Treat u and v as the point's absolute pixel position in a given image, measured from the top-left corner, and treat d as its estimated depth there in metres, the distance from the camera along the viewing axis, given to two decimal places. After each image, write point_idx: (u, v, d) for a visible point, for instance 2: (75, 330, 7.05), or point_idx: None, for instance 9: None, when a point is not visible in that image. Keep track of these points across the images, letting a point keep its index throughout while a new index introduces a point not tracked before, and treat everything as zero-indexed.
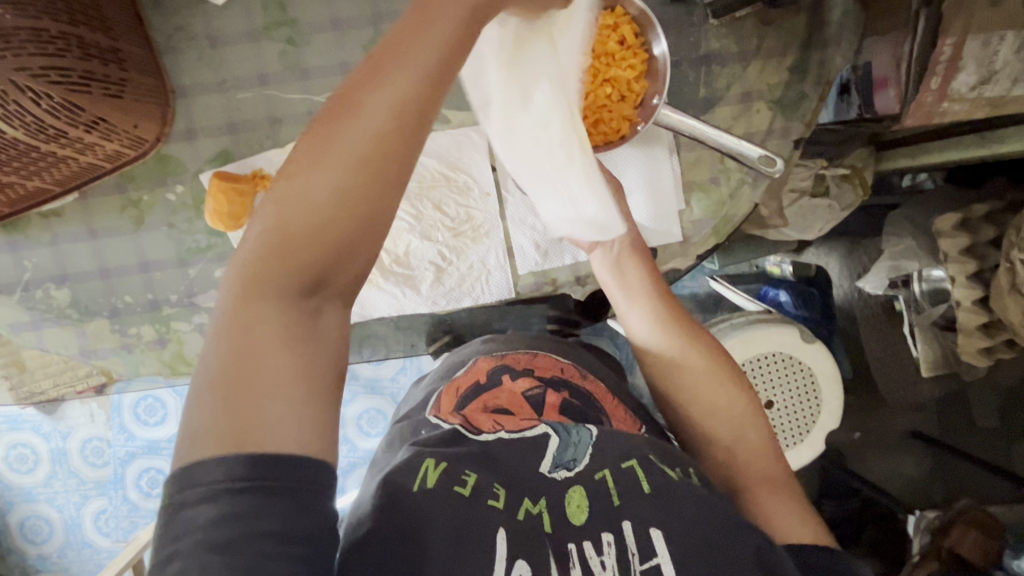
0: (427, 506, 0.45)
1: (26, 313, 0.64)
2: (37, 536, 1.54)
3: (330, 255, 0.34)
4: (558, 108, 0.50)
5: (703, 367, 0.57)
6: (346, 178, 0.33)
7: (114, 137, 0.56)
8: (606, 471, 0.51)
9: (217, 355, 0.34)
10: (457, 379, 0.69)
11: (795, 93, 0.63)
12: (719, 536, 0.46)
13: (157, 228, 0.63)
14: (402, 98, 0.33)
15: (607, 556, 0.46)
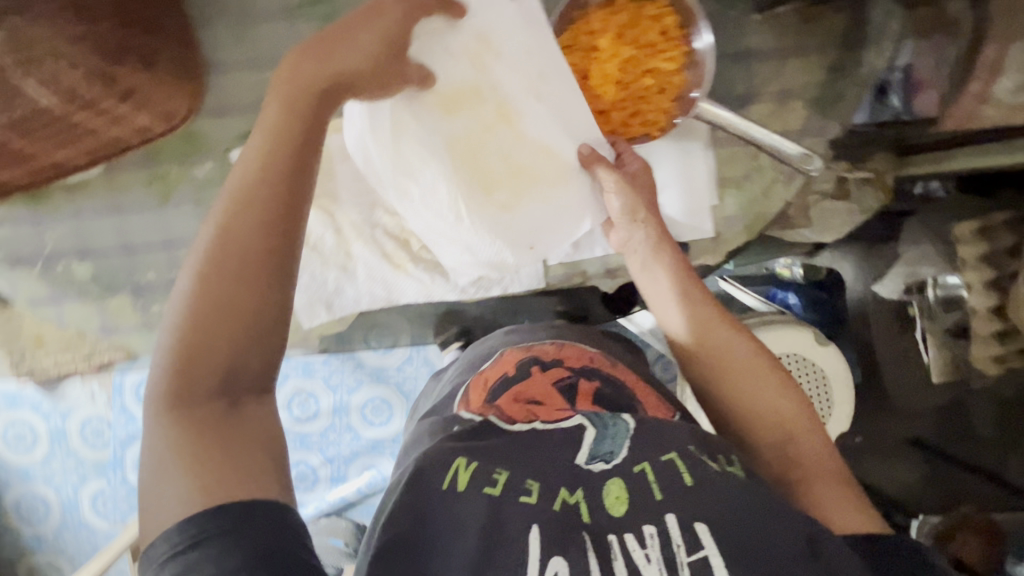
0: (457, 509, 0.47)
1: (46, 287, 0.63)
2: (33, 516, 1.51)
3: (233, 350, 0.39)
4: (445, 177, 0.56)
5: (743, 361, 0.56)
6: (225, 278, 0.39)
7: (145, 109, 0.55)
8: (644, 464, 0.50)
9: (156, 446, 0.38)
10: (486, 371, 0.69)
11: (832, 93, 0.63)
12: (770, 529, 0.45)
13: (185, 204, 0.62)
14: (273, 201, 0.40)
15: (650, 548, 0.45)
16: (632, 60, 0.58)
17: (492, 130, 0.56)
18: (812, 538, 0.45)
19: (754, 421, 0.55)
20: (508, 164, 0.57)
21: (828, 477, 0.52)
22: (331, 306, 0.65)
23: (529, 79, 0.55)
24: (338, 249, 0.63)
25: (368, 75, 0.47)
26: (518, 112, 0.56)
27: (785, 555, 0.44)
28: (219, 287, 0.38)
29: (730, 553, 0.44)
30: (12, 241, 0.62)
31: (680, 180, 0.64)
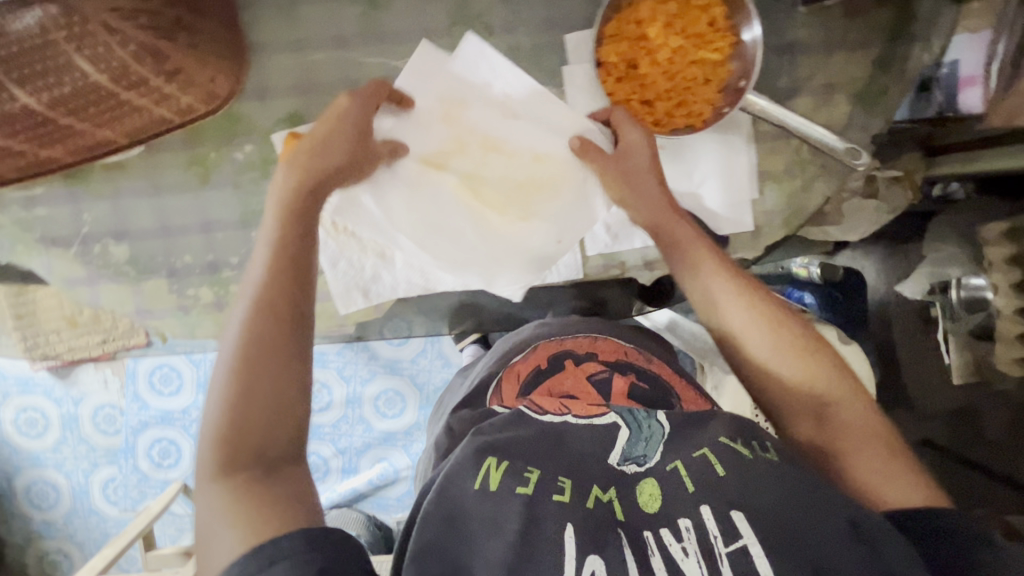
0: (492, 510, 0.46)
1: (81, 267, 0.62)
2: (43, 502, 1.48)
3: (266, 418, 0.44)
4: (464, 219, 0.62)
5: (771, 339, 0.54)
6: (253, 340, 0.45)
7: (190, 90, 0.54)
8: (677, 461, 0.49)
9: (211, 508, 0.42)
10: (518, 365, 0.70)
11: (878, 87, 0.62)
12: (810, 515, 0.44)
13: (223, 187, 0.61)
14: (283, 289, 0.48)
15: (687, 542, 0.45)
16: (679, 50, 0.58)
17: (486, 158, 0.61)
18: (855, 521, 0.43)
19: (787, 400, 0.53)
20: (515, 181, 0.62)
21: (874, 450, 0.50)
22: (368, 293, 0.64)
23: (504, 113, 0.61)
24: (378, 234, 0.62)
25: (346, 167, 0.56)
26: (503, 136, 0.61)
27: (827, 540, 0.43)
28: (244, 366, 0.45)
29: (769, 539, 0.43)
30: (48, 220, 0.61)
31: (716, 173, 0.63)
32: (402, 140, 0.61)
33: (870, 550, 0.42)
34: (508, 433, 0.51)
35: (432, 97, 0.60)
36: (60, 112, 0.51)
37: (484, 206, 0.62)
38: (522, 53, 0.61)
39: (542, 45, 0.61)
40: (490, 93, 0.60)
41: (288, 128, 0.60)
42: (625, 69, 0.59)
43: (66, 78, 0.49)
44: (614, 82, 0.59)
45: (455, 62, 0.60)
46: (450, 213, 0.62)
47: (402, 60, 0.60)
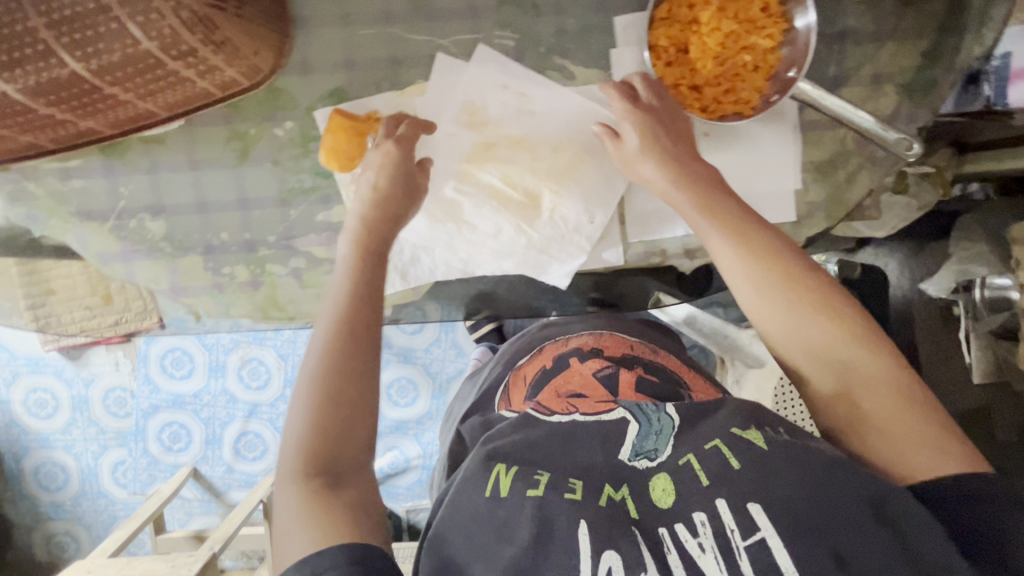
0: (502, 516, 0.45)
1: (117, 242, 0.62)
2: (52, 483, 1.46)
3: (337, 429, 0.47)
4: (503, 218, 0.62)
5: (783, 295, 0.50)
6: (330, 357, 0.49)
7: (234, 63, 0.53)
8: (690, 456, 0.47)
9: (287, 511, 0.45)
10: (525, 367, 0.71)
11: (926, 78, 0.61)
12: (828, 503, 0.41)
13: (261, 163, 0.60)
14: (358, 313, 0.52)
15: (703, 537, 0.42)
16: (732, 35, 0.57)
17: (513, 158, 0.61)
18: (875, 499, 0.41)
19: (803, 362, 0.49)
20: (543, 174, 0.61)
21: (902, 416, 0.45)
22: (406, 276, 0.63)
23: (528, 114, 0.60)
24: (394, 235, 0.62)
25: (394, 197, 0.58)
26: (527, 133, 0.61)
27: (845, 526, 0.40)
28: (322, 383, 0.48)
29: (787, 530, 0.41)
30: (84, 193, 0.61)
31: (749, 164, 0.62)
32: (435, 147, 0.61)
33: (893, 533, 0.40)
34: (515, 438, 0.51)
35: (455, 110, 0.60)
36: (105, 81, 0.50)
37: (525, 211, 0.62)
38: (570, 34, 0.59)
39: (591, 26, 0.59)
40: (507, 100, 0.60)
41: (330, 105, 0.59)
42: (675, 53, 0.58)
43: (115, 46, 0.48)
44: (664, 66, 0.59)
45: (475, 74, 0.59)
46: (488, 215, 0.62)
47: (448, 37, 0.59)
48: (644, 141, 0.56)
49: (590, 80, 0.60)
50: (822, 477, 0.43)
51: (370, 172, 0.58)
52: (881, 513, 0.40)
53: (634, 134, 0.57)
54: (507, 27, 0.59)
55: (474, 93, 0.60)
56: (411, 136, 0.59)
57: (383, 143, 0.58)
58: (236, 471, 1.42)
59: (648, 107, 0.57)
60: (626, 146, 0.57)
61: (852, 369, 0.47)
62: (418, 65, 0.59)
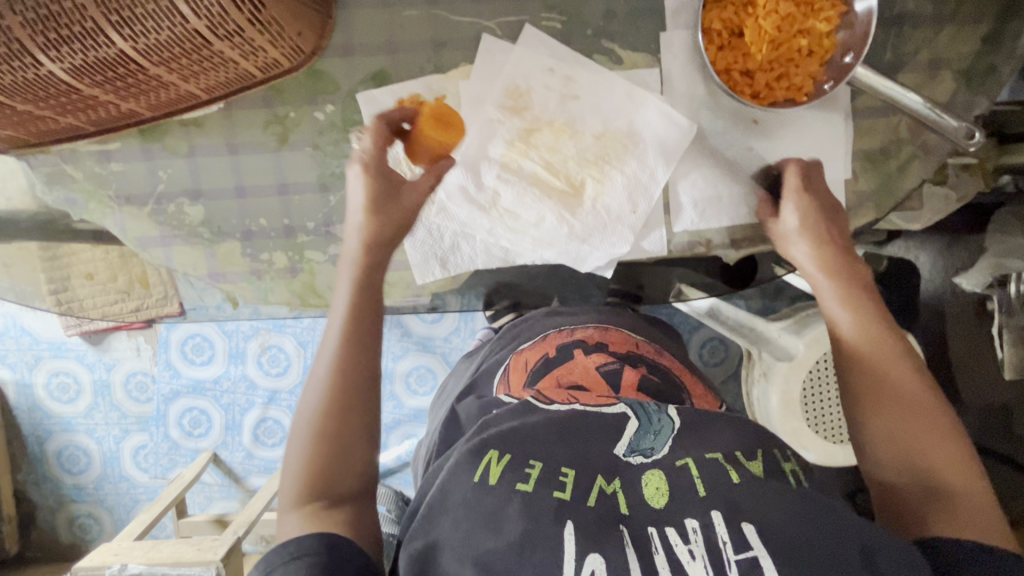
0: (484, 506, 0.42)
1: (155, 227, 0.61)
2: (74, 467, 1.48)
3: (337, 445, 0.48)
4: (546, 207, 0.61)
5: (879, 350, 0.51)
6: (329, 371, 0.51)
7: (279, 44, 0.52)
8: (689, 459, 0.44)
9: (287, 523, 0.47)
10: (525, 352, 0.63)
11: (985, 65, 0.59)
12: (815, 538, 0.39)
13: (302, 148, 0.59)
14: (354, 348, 0.52)
15: (693, 544, 0.39)
16: (789, 17, 0.55)
17: (557, 147, 0.60)
18: (865, 548, 0.39)
19: (878, 398, 0.50)
20: (586, 162, 0.60)
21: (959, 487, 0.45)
22: (445, 264, 0.62)
23: (557, 102, 0.59)
24: (431, 214, 0.61)
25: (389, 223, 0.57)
26: (569, 122, 0.59)
27: (835, 562, 0.38)
28: (318, 416, 0.49)
29: (779, 555, 0.38)
30: (122, 177, 0.60)
31: (798, 153, 0.61)
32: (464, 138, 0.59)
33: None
34: (512, 424, 0.47)
35: (498, 93, 0.58)
36: (150, 62, 0.48)
37: (566, 199, 0.61)
38: (618, 16, 0.58)
39: (640, 9, 0.58)
40: (552, 84, 0.59)
41: (372, 88, 0.58)
42: (727, 37, 0.57)
43: (163, 24, 0.45)
44: (716, 50, 0.57)
45: (520, 57, 0.58)
46: (533, 205, 0.61)
47: (493, 18, 0.58)
48: (803, 224, 0.58)
49: (637, 65, 0.59)
50: (822, 512, 0.41)
51: (356, 193, 0.57)
52: (870, 559, 0.39)
53: (794, 215, 0.58)
54: (554, 8, 0.58)
55: (493, 75, 0.58)
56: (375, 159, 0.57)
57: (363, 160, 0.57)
58: (256, 456, 1.43)
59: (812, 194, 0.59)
60: (787, 224, 0.59)
61: (927, 432, 0.47)
62: (462, 48, 0.58)
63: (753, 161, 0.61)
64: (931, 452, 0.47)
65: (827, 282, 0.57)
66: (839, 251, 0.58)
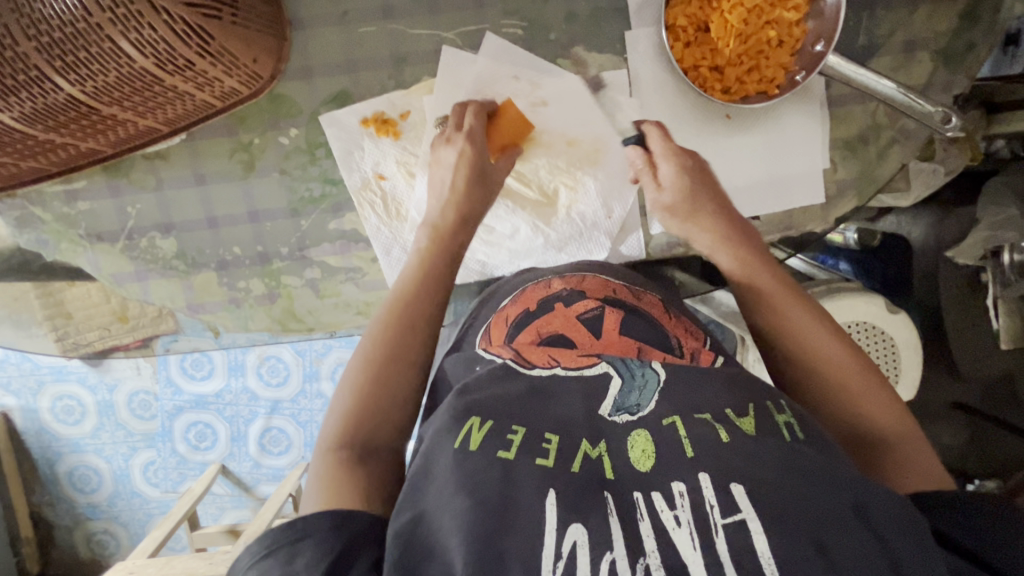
0: (462, 476, 0.37)
1: (129, 263, 0.61)
2: (86, 486, 1.50)
3: (388, 392, 0.46)
4: (519, 217, 0.61)
5: (788, 313, 0.49)
6: (392, 316, 0.49)
7: (234, 72, 0.51)
8: (676, 416, 0.39)
9: (316, 466, 0.42)
10: (506, 308, 0.56)
11: (964, 42, 0.57)
12: (816, 492, 0.34)
13: (269, 174, 0.59)
14: (428, 306, 0.50)
15: (680, 510, 0.34)
16: (755, 9, 0.53)
17: (526, 156, 0.59)
18: (859, 505, 0.34)
19: (827, 375, 0.46)
20: (558, 168, 0.59)
21: (886, 417, 0.44)
22: None
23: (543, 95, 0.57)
24: (405, 228, 0.61)
25: (468, 197, 0.55)
26: (538, 126, 0.58)
27: (832, 519, 0.33)
28: (377, 360, 0.47)
29: (772, 516, 0.33)
30: (92, 216, 0.59)
31: (774, 144, 0.59)
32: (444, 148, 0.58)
33: (876, 538, 0.33)
34: (493, 391, 0.42)
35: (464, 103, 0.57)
36: (103, 102, 0.47)
37: (540, 209, 0.60)
38: (581, 18, 0.56)
39: (603, 9, 0.56)
40: (518, 91, 0.57)
41: (335, 108, 0.57)
42: (693, 33, 0.55)
43: (109, 65, 0.44)
44: (682, 48, 0.55)
45: (483, 66, 0.56)
46: (507, 218, 0.61)
47: (452, 29, 0.56)
48: (680, 189, 0.55)
49: (604, 66, 0.57)
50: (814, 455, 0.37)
51: (447, 168, 0.56)
52: (863, 513, 0.34)
53: (671, 177, 0.55)
54: (515, 14, 0.56)
55: (461, 81, 0.57)
56: (479, 130, 0.55)
57: (452, 136, 0.55)
58: (263, 465, 1.45)
59: (682, 167, 0.55)
60: (665, 199, 0.56)
61: (850, 374, 0.45)
62: (423, 62, 0.57)
63: (730, 153, 0.60)
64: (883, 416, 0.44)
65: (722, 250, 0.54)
66: (739, 226, 0.55)
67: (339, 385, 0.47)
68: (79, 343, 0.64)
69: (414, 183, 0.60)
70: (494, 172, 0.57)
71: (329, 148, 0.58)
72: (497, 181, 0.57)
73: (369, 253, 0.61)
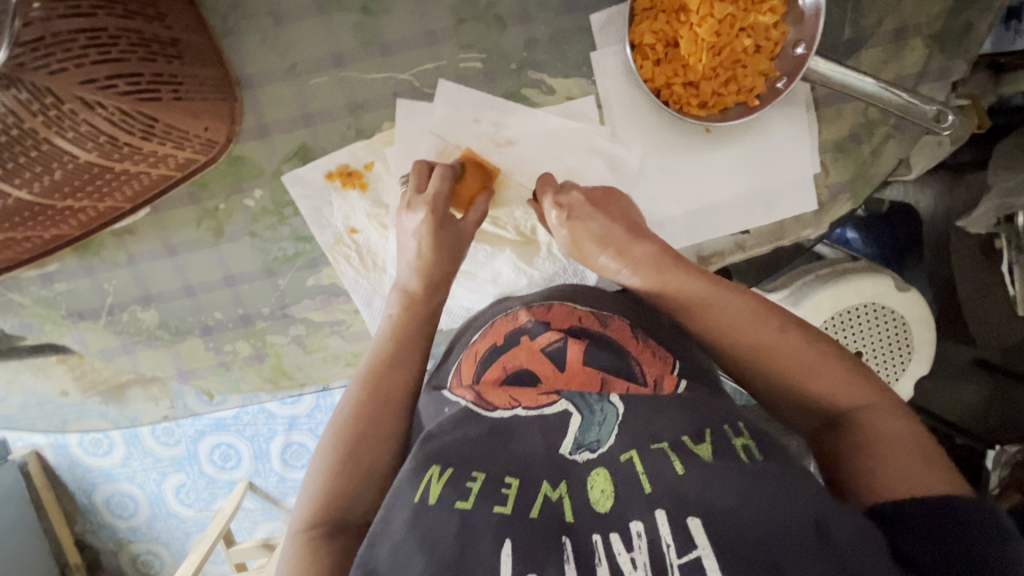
0: (419, 530, 0.37)
1: (115, 337, 0.61)
2: (124, 512, 1.55)
3: (360, 464, 0.47)
4: (502, 258, 0.60)
5: (721, 313, 0.49)
6: (361, 386, 0.51)
7: (186, 144, 0.49)
8: (633, 453, 0.39)
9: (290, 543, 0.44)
10: (475, 344, 0.54)
11: (961, 23, 0.52)
12: (774, 519, 0.34)
13: (240, 238, 0.57)
14: (404, 377, 0.52)
15: (637, 552, 0.35)
16: (728, 17, 0.48)
17: (499, 199, 0.57)
18: (818, 523, 0.34)
19: (773, 367, 0.47)
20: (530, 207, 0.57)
21: (836, 391, 0.45)
22: None
23: (506, 137, 0.55)
24: (381, 283, 0.59)
25: (434, 262, 0.53)
26: (506, 167, 0.56)
27: (790, 547, 0.32)
28: (351, 437, 0.48)
29: (730, 557, 0.32)
30: (71, 295, 0.59)
31: (755, 158, 0.56)
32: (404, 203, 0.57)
33: (838, 563, 0.32)
34: (455, 436, 0.42)
35: (427, 151, 0.55)
36: (54, 197, 0.46)
37: (520, 249, 0.60)
38: (541, 43, 0.53)
39: (565, 30, 0.53)
40: (482, 134, 0.55)
41: (298, 165, 0.55)
42: (663, 49, 0.51)
43: (52, 164, 0.42)
44: (652, 66, 0.51)
45: (443, 110, 0.54)
46: (492, 260, 0.60)
47: (408, 70, 0.53)
48: (570, 233, 0.52)
49: (571, 92, 0.54)
50: (774, 473, 0.37)
51: (410, 232, 0.53)
52: (824, 532, 0.33)
53: (561, 229, 0.53)
54: (471, 46, 0.53)
55: (421, 130, 0.55)
56: (445, 191, 0.53)
57: (414, 201, 0.53)
58: (289, 479, 1.46)
59: (564, 210, 0.52)
60: (562, 243, 0.54)
61: (791, 360, 0.46)
62: (381, 107, 0.54)
63: (707, 175, 0.57)
64: (850, 395, 0.44)
65: (631, 275, 0.52)
66: (640, 241, 0.51)
67: (315, 456, 0.49)
68: (96, 381, 0.66)
69: (387, 234, 0.58)
70: (462, 229, 0.54)
71: (296, 207, 0.57)
72: (467, 239, 0.55)
73: (351, 305, 0.60)
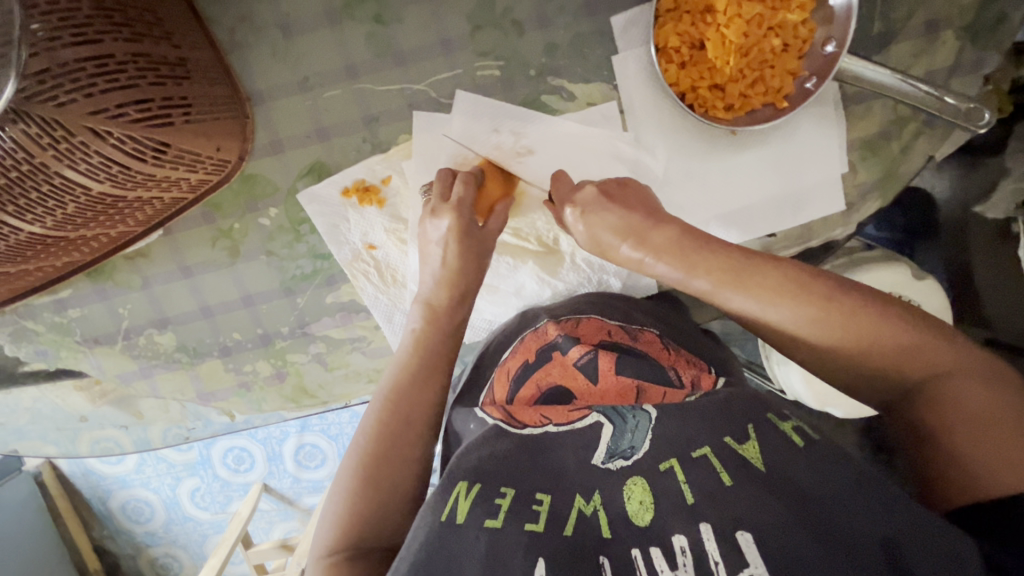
0: (447, 551, 0.36)
1: (132, 361, 0.60)
2: (139, 517, 1.55)
3: (386, 485, 0.45)
4: (524, 270, 0.59)
5: (758, 296, 0.42)
6: (382, 403, 0.49)
7: (199, 167, 0.48)
8: (674, 461, 0.38)
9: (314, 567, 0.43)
10: (506, 362, 0.53)
11: (995, 14, 0.51)
12: (821, 530, 0.33)
13: (256, 257, 0.56)
14: (427, 394, 0.49)
15: (681, 570, 0.34)
16: (756, 17, 0.46)
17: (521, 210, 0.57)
18: (886, 542, 0.32)
19: (825, 350, 0.41)
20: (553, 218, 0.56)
21: (903, 364, 0.40)
22: None
23: (526, 145, 0.54)
24: (402, 297, 0.58)
25: (457, 273, 0.52)
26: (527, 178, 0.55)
27: (839, 561, 0.31)
28: (374, 459, 0.46)
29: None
30: (85, 321, 0.58)
31: (782, 156, 0.54)
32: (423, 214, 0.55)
33: None
34: (482, 452, 0.42)
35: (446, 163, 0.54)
36: (65, 229, 0.44)
37: (543, 260, 0.59)
38: (561, 48, 0.51)
39: (585, 34, 0.51)
40: (502, 144, 0.54)
41: (313, 182, 0.54)
42: (687, 52, 0.49)
43: (65, 198, 0.41)
44: (677, 70, 0.50)
45: (462, 120, 0.53)
46: (516, 272, 0.60)
47: (423, 80, 0.51)
48: (588, 232, 0.49)
49: (591, 97, 0.53)
50: (824, 482, 0.35)
51: (432, 241, 0.52)
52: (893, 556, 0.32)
53: (582, 231, 0.49)
54: (488, 53, 0.51)
55: (439, 139, 0.53)
56: (468, 198, 0.51)
57: (438, 208, 0.52)
58: (303, 479, 1.47)
59: (579, 206, 0.49)
60: (583, 243, 0.50)
61: (846, 342, 0.40)
62: (396, 119, 0.52)
63: (733, 175, 0.55)
64: (918, 361, 0.39)
65: (656, 263, 0.46)
66: (660, 228, 0.46)
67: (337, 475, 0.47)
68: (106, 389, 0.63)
69: (406, 250, 0.57)
70: (485, 240, 0.53)
71: (313, 224, 0.55)
72: (489, 250, 0.54)
73: (371, 321, 0.59)
